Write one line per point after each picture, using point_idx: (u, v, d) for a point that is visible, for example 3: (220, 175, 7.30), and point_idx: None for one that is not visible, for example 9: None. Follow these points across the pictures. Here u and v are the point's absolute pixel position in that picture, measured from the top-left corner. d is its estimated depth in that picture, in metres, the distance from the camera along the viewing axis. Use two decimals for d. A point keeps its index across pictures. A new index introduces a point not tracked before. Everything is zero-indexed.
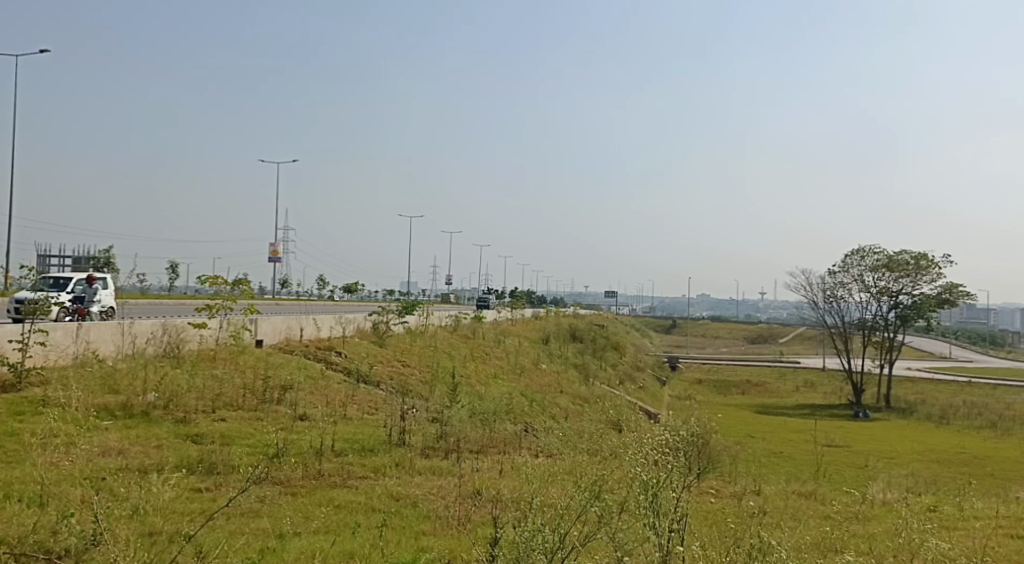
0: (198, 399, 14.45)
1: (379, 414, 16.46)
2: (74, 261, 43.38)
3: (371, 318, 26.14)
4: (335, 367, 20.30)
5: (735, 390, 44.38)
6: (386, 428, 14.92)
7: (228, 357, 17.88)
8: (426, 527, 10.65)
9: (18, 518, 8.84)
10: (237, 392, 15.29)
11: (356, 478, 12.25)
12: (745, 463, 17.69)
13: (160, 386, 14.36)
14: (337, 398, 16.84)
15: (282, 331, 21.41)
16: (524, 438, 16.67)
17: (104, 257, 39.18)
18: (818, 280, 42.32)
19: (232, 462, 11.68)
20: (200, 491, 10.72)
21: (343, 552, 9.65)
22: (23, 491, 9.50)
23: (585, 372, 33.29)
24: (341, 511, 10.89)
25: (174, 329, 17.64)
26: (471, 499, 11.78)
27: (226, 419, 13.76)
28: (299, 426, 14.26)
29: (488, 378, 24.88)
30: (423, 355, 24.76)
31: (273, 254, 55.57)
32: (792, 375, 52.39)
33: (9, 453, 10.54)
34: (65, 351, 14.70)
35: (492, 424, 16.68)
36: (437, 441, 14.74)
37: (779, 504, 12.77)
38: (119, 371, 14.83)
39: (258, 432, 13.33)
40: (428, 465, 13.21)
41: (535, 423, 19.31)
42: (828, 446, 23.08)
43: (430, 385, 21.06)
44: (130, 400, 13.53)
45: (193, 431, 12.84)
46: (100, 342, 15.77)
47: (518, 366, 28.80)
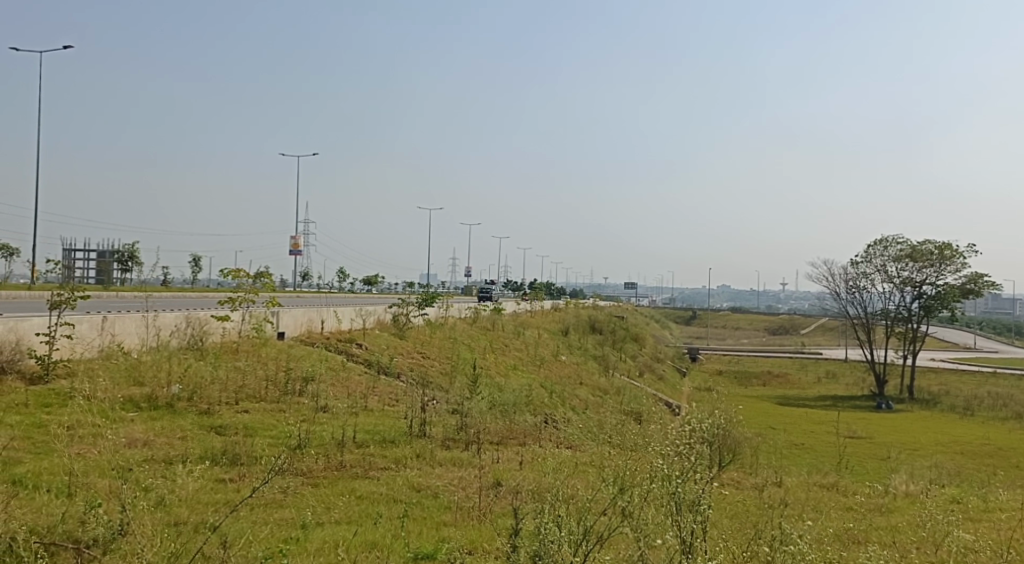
0: (221, 390, 14.58)
1: (399, 405, 16.55)
2: (98, 254, 43.81)
3: (391, 310, 26.23)
4: (356, 359, 20.42)
5: (756, 382, 44.27)
6: (406, 419, 15.01)
7: (251, 349, 18.02)
8: (447, 518, 10.71)
9: (47, 507, 8.91)
10: (259, 384, 15.41)
11: (378, 469, 12.32)
12: (767, 455, 17.66)
13: (184, 378, 14.50)
14: (358, 390, 16.95)
15: (303, 323, 21.55)
16: (545, 430, 16.72)
17: (127, 250, 39.51)
18: (841, 271, 42.15)
19: (255, 453, 11.78)
20: (224, 482, 10.82)
21: (365, 543, 9.72)
22: (51, 481, 9.59)
23: (605, 364, 33.32)
24: (363, 501, 10.97)
25: (197, 322, 17.79)
26: (492, 491, 11.84)
27: (249, 410, 13.87)
28: (321, 417, 14.36)
29: (508, 370, 24.97)
30: (443, 347, 24.87)
31: (294, 246, 55.85)
32: (814, 366, 52.20)
33: (38, 443, 10.65)
34: (91, 343, 14.85)
35: (512, 416, 16.74)
36: (457, 432, 14.81)
37: (801, 495, 12.75)
38: (144, 363, 14.97)
39: (280, 423, 13.43)
40: (449, 457, 13.28)
41: (555, 415, 19.35)
42: (850, 437, 23.01)
43: (450, 376, 21.14)
44: (154, 392, 13.66)
45: (216, 423, 12.95)
46: (125, 334, 15.92)
47: (537, 357, 28.86)
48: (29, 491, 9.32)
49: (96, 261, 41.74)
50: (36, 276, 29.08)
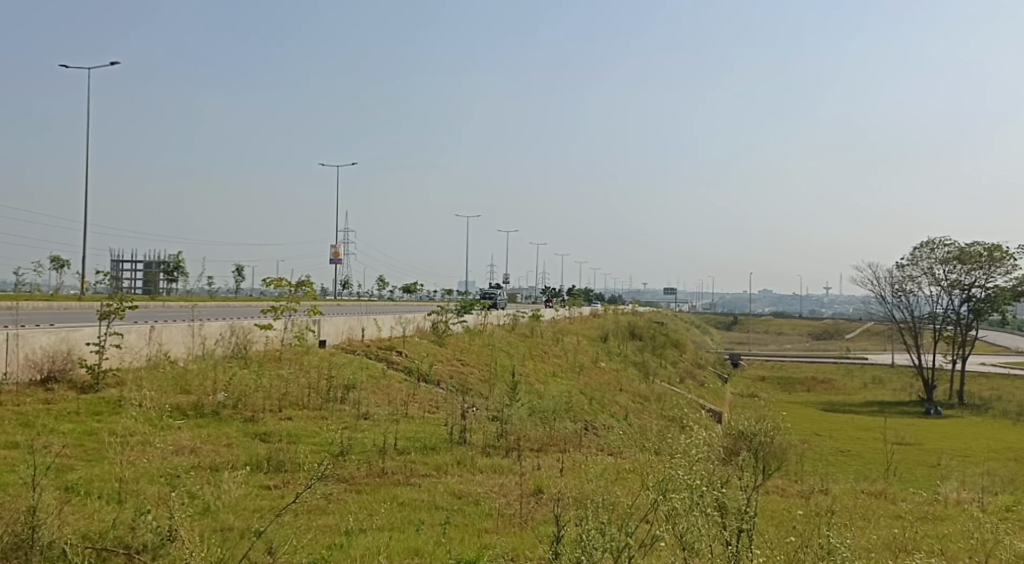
0: (265, 398, 14.73)
1: (439, 412, 16.61)
2: (144, 265, 44.50)
3: (430, 316, 26.28)
4: (396, 366, 20.52)
5: (799, 388, 43.81)
6: (447, 426, 15.08)
7: (293, 357, 18.17)
8: (488, 525, 10.71)
9: (99, 513, 9.03)
10: (302, 391, 15.55)
11: (419, 476, 12.37)
12: (812, 462, 17.45)
13: (229, 386, 14.66)
14: (399, 397, 17.01)
15: (344, 331, 21.69)
16: (585, 436, 16.66)
17: (173, 260, 40.11)
18: (886, 274, 41.69)
19: (299, 460, 11.89)
20: (269, 489, 10.92)
21: (407, 549, 9.75)
22: (102, 488, 9.74)
23: (645, 370, 33.19)
24: (405, 508, 11.01)
25: (241, 330, 18.02)
26: (533, 498, 11.84)
27: (292, 418, 14.00)
28: (363, 424, 14.44)
29: (548, 377, 24.97)
30: (482, 354, 24.90)
31: (335, 255, 56.32)
32: (859, 371, 51.52)
33: (89, 450, 10.83)
34: (139, 352, 15.07)
35: (552, 423, 16.70)
36: (498, 439, 14.83)
37: (848, 503, 12.61)
38: (190, 372, 15.18)
39: (323, 430, 13.53)
40: (490, 463, 13.29)
41: (596, 421, 19.28)
42: (898, 444, 22.67)
43: (490, 383, 21.14)
44: (201, 400, 13.83)
45: (261, 430, 13.08)
46: (172, 343, 16.14)
47: (577, 364, 28.81)
48: (81, 497, 9.46)
49: (142, 270, 42.42)
50: (85, 286, 29.63)
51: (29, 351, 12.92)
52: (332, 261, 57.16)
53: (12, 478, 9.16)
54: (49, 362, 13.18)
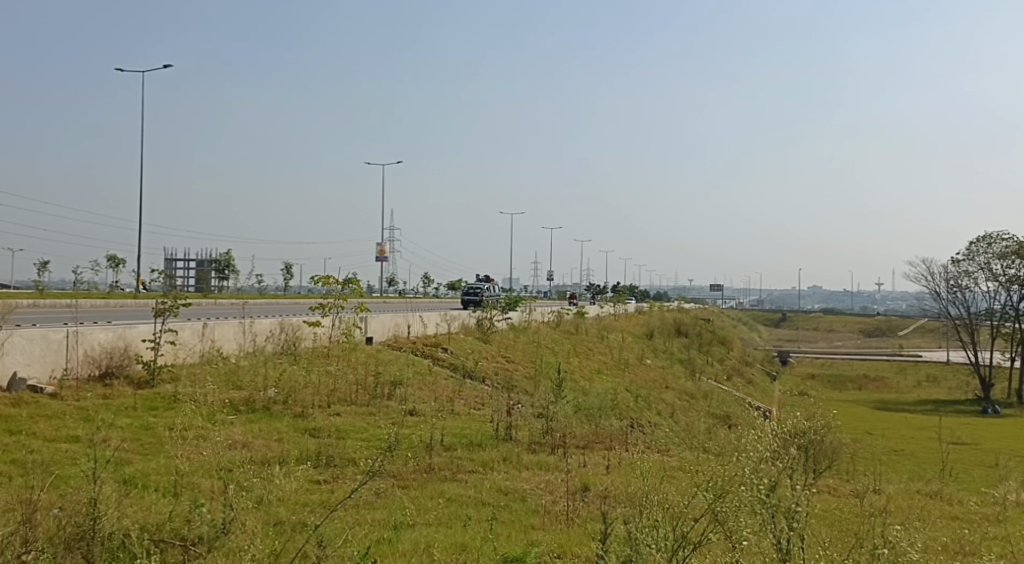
0: (313, 394, 14.90)
1: (485, 409, 16.63)
2: (195, 263, 45.15)
3: (474, 314, 26.31)
4: (442, 363, 20.62)
5: (851, 386, 43.31)
6: (493, 422, 15.11)
7: (340, 354, 18.32)
8: (535, 522, 10.72)
9: (155, 505, 9.19)
10: (350, 388, 15.69)
11: (465, 472, 12.42)
12: (864, 462, 17.17)
13: (280, 382, 14.84)
14: (445, 394, 17.06)
15: (390, 329, 21.82)
16: (631, 434, 16.56)
17: (224, 258, 40.69)
18: (941, 269, 41.23)
19: (348, 455, 12.01)
20: (319, 483, 11.03)
21: (455, 545, 9.77)
22: (159, 481, 9.92)
23: (691, 367, 33.01)
24: (452, 504, 11.06)
25: (290, 327, 18.22)
26: (580, 496, 11.81)
27: (340, 413, 14.13)
28: (410, 420, 14.53)
29: (593, 374, 24.86)
30: (527, 351, 24.87)
31: (380, 253, 56.74)
32: (913, 369, 50.72)
33: (146, 445, 11.04)
34: (193, 349, 15.32)
35: (598, 420, 16.62)
36: (543, 436, 14.84)
37: (903, 503, 12.43)
38: (242, 368, 15.37)
39: (371, 426, 13.64)
40: (536, 460, 13.31)
41: (641, 420, 19.14)
42: (953, 443, 22.29)
43: (535, 380, 21.10)
44: (252, 396, 14.03)
45: (311, 426, 13.23)
46: (224, 340, 16.39)
47: (621, 361, 28.72)
48: (138, 489, 9.64)
49: (193, 269, 43.03)
50: (140, 283, 30.20)
51: (88, 348, 13.17)
52: (378, 259, 57.56)
53: (74, 471, 9.35)
54: (107, 358, 13.43)
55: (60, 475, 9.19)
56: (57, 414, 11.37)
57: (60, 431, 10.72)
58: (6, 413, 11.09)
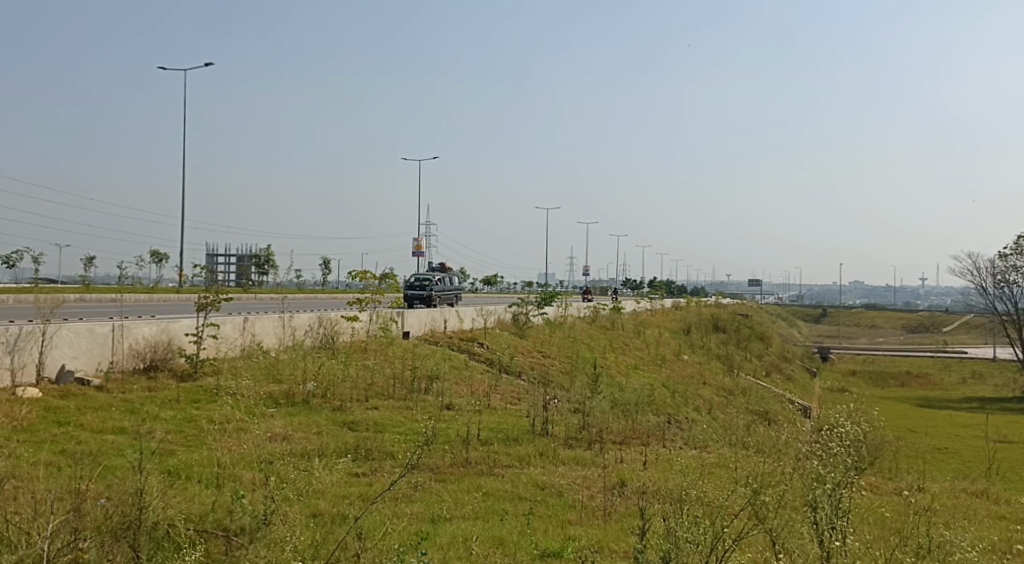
0: (351, 388, 14.99)
1: (521, 404, 16.61)
2: (236, 259, 45.69)
3: (510, 309, 26.27)
4: (478, 358, 20.62)
5: (894, 382, 42.84)
6: (529, 417, 15.10)
7: (378, 349, 18.40)
8: (572, 517, 10.69)
9: (198, 496, 9.29)
10: (387, 381, 15.78)
11: (502, 466, 12.44)
12: (908, 460, 16.88)
13: (318, 375, 14.95)
14: (481, 388, 17.11)
15: (427, 323, 21.89)
16: (668, 430, 16.42)
17: (264, 253, 41.12)
18: (988, 264, 40.63)
19: (387, 449, 12.07)
20: (357, 476, 11.09)
21: (492, 539, 9.77)
22: (202, 473, 10.04)
23: (729, 363, 32.81)
24: (489, 498, 11.07)
25: (328, 322, 18.34)
26: (617, 491, 11.77)
27: (378, 407, 14.20)
28: (446, 415, 14.57)
29: (629, 370, 24.77)
30: (562, 346, 24.83)
31: (417, 248, 57.03)
32: (957, 366, 49.99)
33: (189, 437, 11.17)
34: (234, 343, 15.49)
35: (634, 416, 16.51)
36: (580, 432, 14.81)
37: (948, 502, 12.26)
38: (282, 362, 15.52)
39: (409, 420, 13.69)
40: (572, 456, 13.28)
41: (679, 416, 19.02)
42: (1000, 441, 21.93)
43: (571, 375, 21.06)
44: (291, 389, 14.15)
45: (349, 419, 13.31)
46: (264, 334, 16.56)
47: (658, 357, 28.56)
48: (182, 481, 9.76)
49: (234, 265, 43.54)
50: (182, 278, 30.58)
51: (133, 341, 13.36)
52: (414, 253, 57.81)
53: (121, 462, 9.51)
54: (151, 352, 13.60)
55: (107, 466, 9.35)
56: (103, 406, 11.53)
57: (107, 422, 10.88)
58: (55, 404, 11.31)
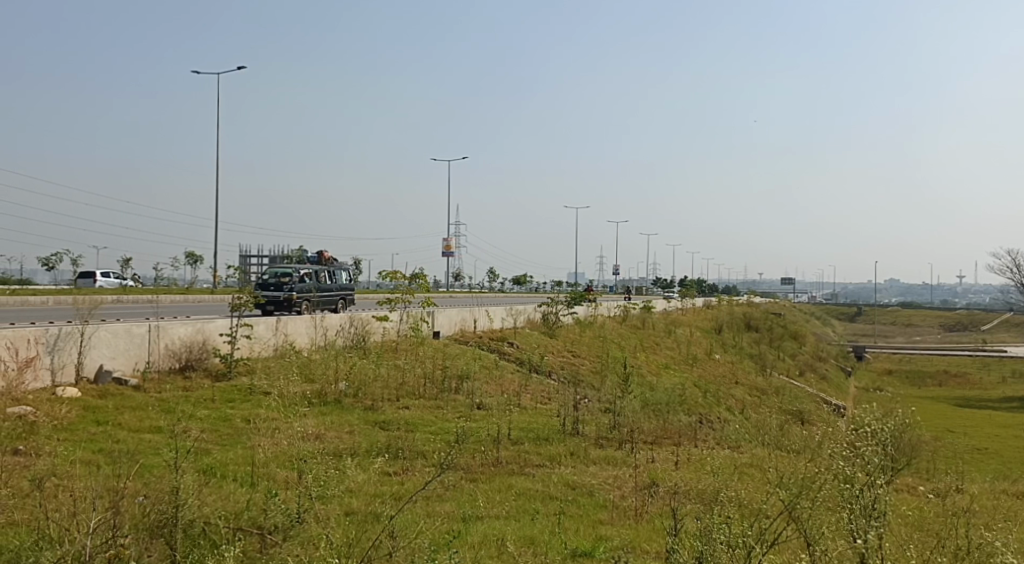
0: (383, 387, 15.07)
1: (552, 404, 16.62)
2: (270, 260, 46.11)
3: (540, 308, 26.24)
4: (508, 357, 20.67)
5: (932, 382, 42.36)
6: (559, 417, 15.11)
7: (409, 348, 18.48)
8: (603, 517, 10.69)
9: (233, 494, 9.39)
10: (418, 381, 15.84)
11: (533, 466, 12.46)
12: (946, 461, 16.69)
13: (350, 375, 15.05)
14: (512, 388, 17.13)
15: (457, 323, 21.94)
16: (700, 430, 16.33)
17: (297, 254, 41.45)
18: None
19: (418, 448, 12.13)
20: (390, 475, 11.15)
21: (524, 538, 9.79)
22: (237, 472, 10.15)
23: (763, 362, 32.58)
24: (521, 497, 11.09)
25: (360, 322, 18.46)
26: (650, 490, 11.71)
27: (410, 407, 14.25)
28: (477, 415, 14.60)
29: (660, 369, 24.71)
30: (592, 346, 24.76)
31: (447, 248, 57.17)
32: (997, 365, 49.37)
33: (225, 435, 11.29)
34: (268, 343, 15.65)
35: (665, 416, 16.44)
36: (611, 431, 14.79)
37: (988, 503, 12.13)
38: (314, 361, 15.63)
39: (440, 420, 13.72)
40: (603, 455, 13.28)
41: (711, 415, 18.95)
42: None
43: (602, 374, 20.99)
44: (324, 389, 14.26)
45: (381, 419, 13.38)
46: (297, 334, 16.71)
47: (690, 356, 28.47)
48: (218, 479, 9.87)
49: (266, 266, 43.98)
50: (216, 279, 30.93)
51: (169, 342, 13.52)
52: (444, 253, 57.96)
53: (158, 461, 9.63)
54: (186, 352, 13.76)
55: (146, 464, 9.48)
56: (141, 405, 11.68)
57: (144, 421, 11.02)
58: (94, 403, 11.46)
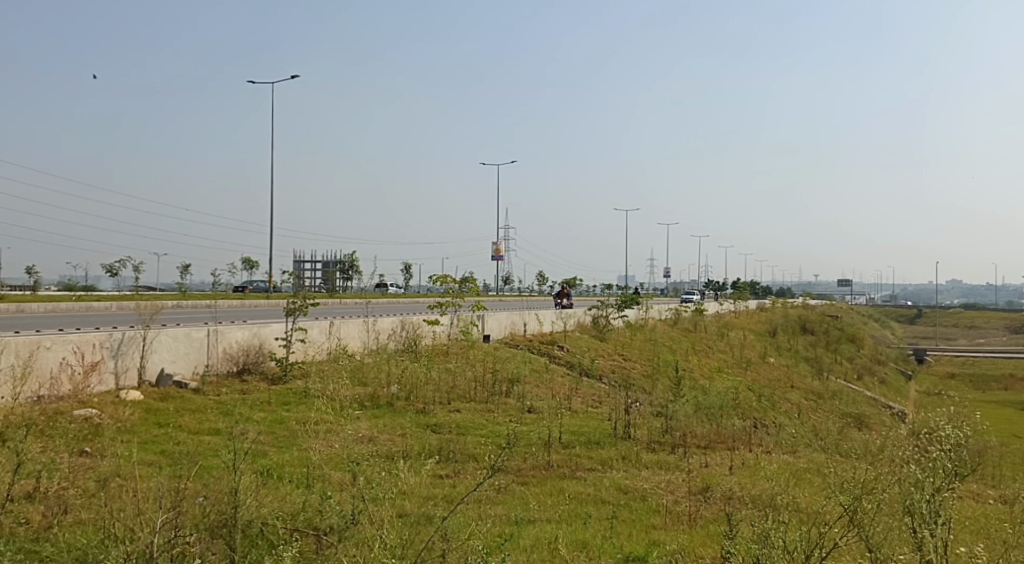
0: (434, 390, 15.22)
1: (603, 407, 16.68)
2: (323, 265, 46.65)
3: (591, 312, 26.24)
4: (558, 360, 20.75)
5: (996, 387, 41.57)
6: (611, 420, 15.13)
7: (459, 352, 18.59)
8: (656, 521, 10.67)
9: (290, 495, 9.55)
10: (469, 384, 15.96)
11: (584, 470, 12.48)
12: (1012, 466, 16.38)
13: (402, 378, 15.23)
14: (562, 391, 17.21)
15: (507, 326, 22.06)
16: (755, 434, 16.25)
17: (349, 258, 41.93)
18: None
19: (469, 451, 12.22)
20: (441, 478, 11.26)
21: (576, 541, 9.84)
22: (293, 473, 10.32)
23: (819, 365, 32.27)
24: (572, 501, 11.12)
25: (411, 325, 18.64)
26: (702, 495, 11.66)
27: (460, 410, 14.36)
28: (528, 418, 14.68)
29: (712, 373, 24.55)
30: (644, 349, 24.73)
31: (496, 252, 57.46)
32: None
33: (281, 438, 11.49)
34: (321, 347, 15.89)
35: (719, 419, 16.31)
36: (663, 435, 14.79)
37: None
38: (366, 364, 15.81)
39: (491, 423, 13.80)
40: (655, 459, 13.28)
41: (765, 420, 18.79)
42: None
43: (653, 378, 20.91)
44: (376, 392, 14.44)
45: (432, 422, 13.50)
46: (349, 338, 16.95)
47: (743, 359, 28.28)
48: (275, 480, 10.05)
49: (319, 270, 44.54)
50: (272, 283, 31.43)
51: (226, 345, 13.79)
52: (495, 258, 58.15)
53: (217, 462, 9.85)
54: (244, 355, 14.04)
55: (205, 466, 9.70)
56: (200, 408, 11.92)
57: (203, 424, 11.24)
58: (155, 406, 11.71)
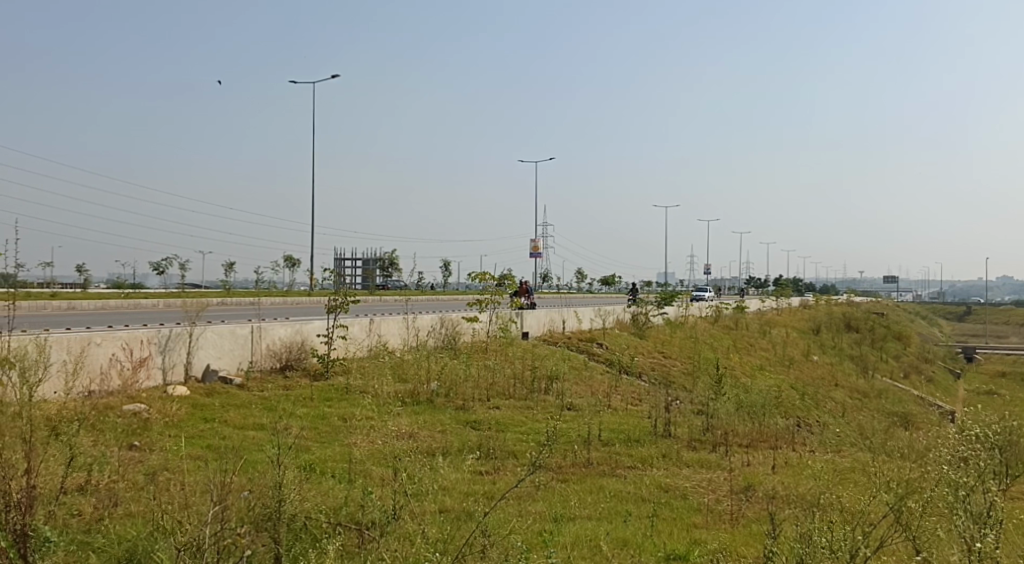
0: (474, 387, 15.24)
1: (643, 405, 16.61)
2: (364, 263, 46.89)
3: (630, 309, 26.13)
4: (597, 358, 20.70)
5: None
6: (650, 419, 15.05)
7: (499, 349, 18.61)
8: (698, 520, 10.62)
9: (332, 490, 9.62)
10: (508, 382, 15.98)
11: (624, 468, 12.44)
12: None
13: (442, 376, 15.26)
14: (602, 389, 17.16)
15: (546, 324, 22.02)
16: (798, 433, 16.07)
17: (389, 256, 42.12)
18: None
19: (508, 448, 12.23)
20: (481, 474, 11.27)
21: (617, 539, 9.82)
22: (335, 468, 10.39)
23: (864, 364, 31.86)
24: (613, 499, 11.10)
25: (450, 322, 18.68)
26: (744, 494, 11.57)
27: (500, 407, 14.37)
28: (567, 415, 14.64)
29: (754, 371, 24.34)
30: (684, 347, 24.58)
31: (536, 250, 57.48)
32: None
33: (323, 433, 11.59)
34: (361, 344, 15.99)
35: (761, 418, 16.14)
36: (703, 433, 14.69)
37: None
38: (407, 361, 15.88)
39: (530, 421, 13.80)
40: (696, 458, 13.20)
41: (808, 419, 18.57)
42: None
43: (694, 376, 20.79)
44: (416, 388, 14.49)
45: (471, 418, 13.53)
46: (389, 335, 17.04)
47: (786, 357, 28.00)
48: (318, 475, 10.13)
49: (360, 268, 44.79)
50: (312, 281, 31.70)
51: (269, 342, 13.94)
52: (534, 256, 58.12)
53: (261, 457, 9.96)
54: (286, 352, 14.18)
55: (250, 460, 9.81)
56: (244, 403, 12.05)
57: (248, 419, 11.37)
58: (201, 401, 11.86)
